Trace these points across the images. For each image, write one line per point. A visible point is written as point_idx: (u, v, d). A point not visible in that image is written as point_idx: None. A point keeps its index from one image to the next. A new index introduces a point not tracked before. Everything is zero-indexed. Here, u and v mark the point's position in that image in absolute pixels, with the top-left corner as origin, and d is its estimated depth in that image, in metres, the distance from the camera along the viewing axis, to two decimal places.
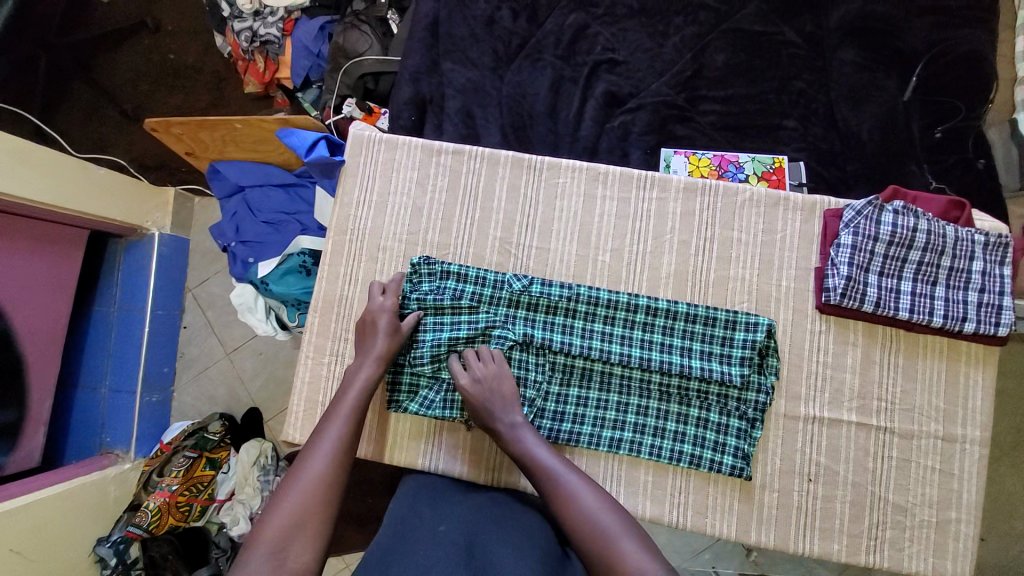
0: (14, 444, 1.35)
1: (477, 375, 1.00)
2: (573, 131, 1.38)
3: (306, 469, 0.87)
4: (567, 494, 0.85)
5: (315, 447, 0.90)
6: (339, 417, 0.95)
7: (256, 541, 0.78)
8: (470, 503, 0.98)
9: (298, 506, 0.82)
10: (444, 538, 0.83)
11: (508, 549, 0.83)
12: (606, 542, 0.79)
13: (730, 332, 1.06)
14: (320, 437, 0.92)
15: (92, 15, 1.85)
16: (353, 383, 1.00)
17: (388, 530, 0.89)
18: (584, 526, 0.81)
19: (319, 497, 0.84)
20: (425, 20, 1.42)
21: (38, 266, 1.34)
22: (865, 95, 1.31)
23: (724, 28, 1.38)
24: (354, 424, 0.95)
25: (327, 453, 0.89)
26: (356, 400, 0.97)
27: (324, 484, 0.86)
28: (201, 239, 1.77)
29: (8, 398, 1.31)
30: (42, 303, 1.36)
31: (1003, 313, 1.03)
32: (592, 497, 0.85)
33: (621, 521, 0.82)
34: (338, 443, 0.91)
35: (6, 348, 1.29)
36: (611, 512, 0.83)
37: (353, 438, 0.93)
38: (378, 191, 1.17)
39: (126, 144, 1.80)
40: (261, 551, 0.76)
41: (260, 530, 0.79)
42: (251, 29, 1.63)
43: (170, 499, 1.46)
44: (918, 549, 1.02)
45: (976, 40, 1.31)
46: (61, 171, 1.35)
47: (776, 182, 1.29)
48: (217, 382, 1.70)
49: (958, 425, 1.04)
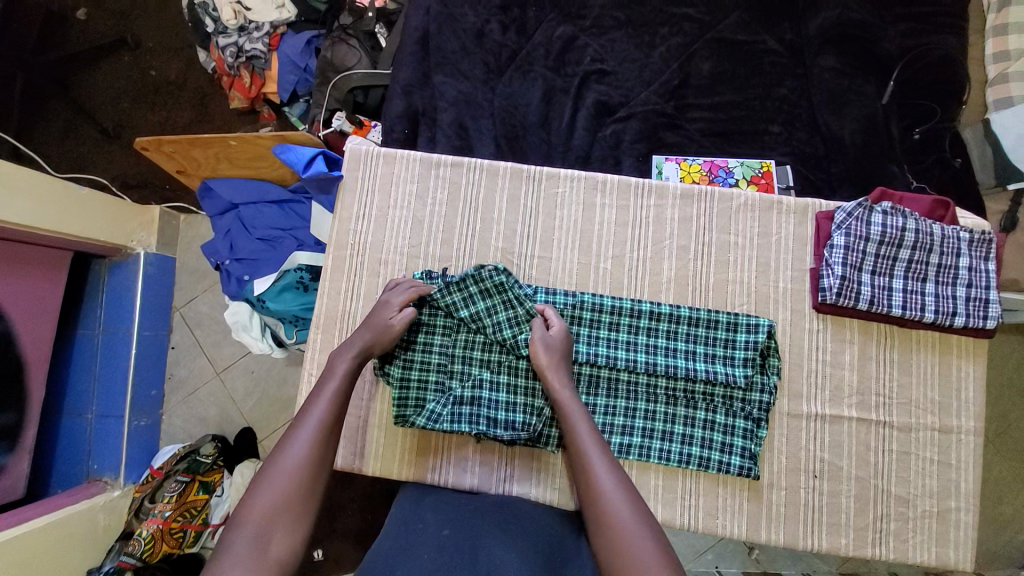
0: (15, 443, 1.31)
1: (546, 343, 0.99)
2: (566, 140, 1.39)
3: (288, 453, 0.83)
4: (585, 474, 0.83)
5: (297, 429, 0.86)
6: (322, 398, 0.90)
7: (238, 527, 0.75)
8: (480, 509, 0.98)
9: (281, 491, 0.79)
10: (448, 542, 0.85)
11: (509, 549, 0.84)
12: (615, 527, 0.75)
13: (732, 333, 1.08)
14: (302, 419, 0.87)
15: (68, 33, 1.81)
16: (338, 365, 0.95)
17: (390, 536, 0.91)
18: (596, 507, 0.79)
19: (302, 482, 0.80)
20: (416, 34, 1.43)
21: (20, 289, 1.29)
22: (847, 100, 1.36)
23: (708, 38, 1.42)
24: (338, 406, 0.90)
25: (309, 436, 0.85)
26: (339, 382, 0.92)
27: (307, 468, 0.82)
28: (188, 257, 1.73)
29: (8, 401, 1.29)
30: (38, 311, 1.34)
31: (991, 307, 1.06)
32: (609, 478, 0.81)
33: (634, 505, 0.78)
34: (321, 425, 0.86)
35: (6, 349, 1.27)
36: (626, 496, 0.79)
37: (336, 420, 0.89)
38: (378, 205, 1.17)
39: (107, 162, 1.76)
40: (243, 537, 0.73)
41: (241, 515, 0.76)
42: (236, 44, 1.62)
43: (164, 525, 1.41)
44: (921, 539, 1.05)
45: (948, 45, 1.37)
46: (43, 192, 1.31)
47: (765, 186, 1.33)
48: (208, 403, 1.66)
49: (953, 416, 1.07)
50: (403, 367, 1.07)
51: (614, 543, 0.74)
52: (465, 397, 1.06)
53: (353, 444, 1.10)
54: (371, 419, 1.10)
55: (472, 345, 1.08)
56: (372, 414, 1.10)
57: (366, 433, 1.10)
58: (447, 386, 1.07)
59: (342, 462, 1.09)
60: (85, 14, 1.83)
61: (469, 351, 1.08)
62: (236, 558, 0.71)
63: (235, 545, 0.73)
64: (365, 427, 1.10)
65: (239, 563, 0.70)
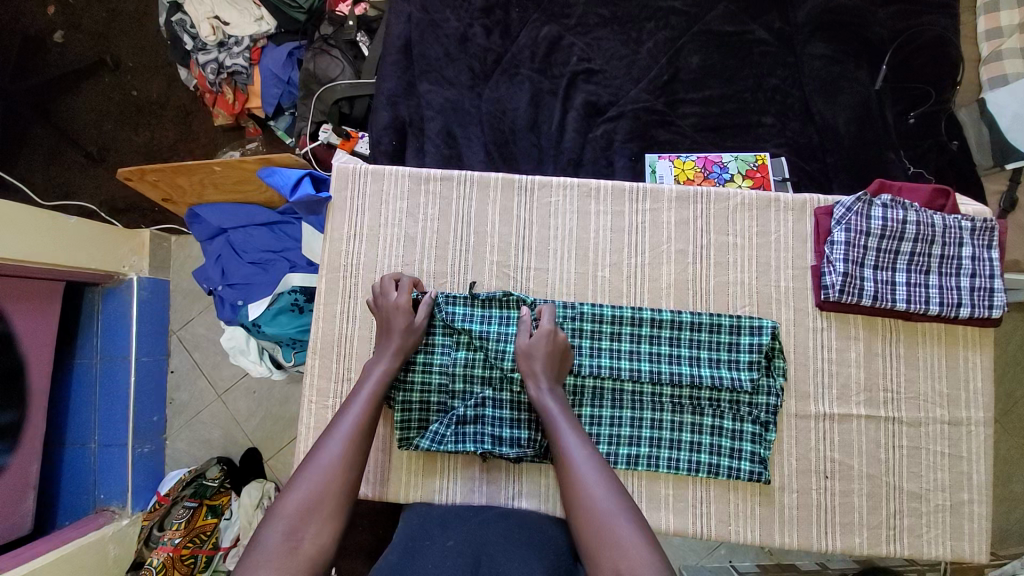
0: (16, 442, 1.29)
1: (533, 347, 0.98)
2: (557, 143, 1.37)
3: (324, 453, 0.83)
4: (565, 470, 0.83)
5: (332, 431, 0.87)
6: (355, 403, 0.91)
7: (271, 522, 0.74)
8: (482, 517, 0.99)
9: (316, 489, 0.79)
10: (451, 552, 0.86)
11: (514, 559, 0.85)
12: (597, 517, 0.77)
13: (736, 336, 1.07)
14: (337, 421, 0.88)
15: (45, 57, 1.78)
16: (370, 373, 0.96)
17: (398, 547, 0.91)
18: (579, 501, 0.79)
19: (337, 483, 0.81)
20: (398, 42, 1.39)
21: (17, 312, 1.28)
22: (839, 87, 1.33)
23: (695, 31, 1.39)
24: (372, 411, 0.91)
25: (345, 438, 0.85)
26: (373, 389, 0.93)
27: (342, 470, 0.82)
28: (181, 280, 1.70)
29: (8, 398, 1.27)
30: (37, 323, 1.33)
31: (996, 296, 1.05)
32: (591, 471, 0.82)
33: (618, 499, 0.79)
34: (355, 428, 0.87)
35: (6, 349, 1.26)
36: (606, 484, 0.81)
37: (370, 425, 0.90)
38: (368, 225, 1.15)
39: (94, 188, 1.73)
40: (276, 532, 0.73)
41: (276, 511, 0.76)
42: (216, 61, 1.59)
43: (173, 552, 1.39)
44: (936, 533, 1.04)
45: (940, 26, 1.34)
46: (28, 224, 1.27)
47: (760, 179, 1.31)
48: (211, 425, 1.64)
49: (962, 408, 1.06)
50: (403, 390, 1.05)
51: (601, 541, 0.74)
52: (468, 416, 1.05)
53: None
54: (375, 444, 1.09)
55: (473, 363, 1.07)
56: (379, 439, 1.09)
57: (372, 458, 1.08)
58: (451, 406, 1.06)
59: None
60: (62, 36, 1.79)
61: (469, 370, 1.06)
62: (268, 552, 0.70)
63: (268, 540, 0.72)
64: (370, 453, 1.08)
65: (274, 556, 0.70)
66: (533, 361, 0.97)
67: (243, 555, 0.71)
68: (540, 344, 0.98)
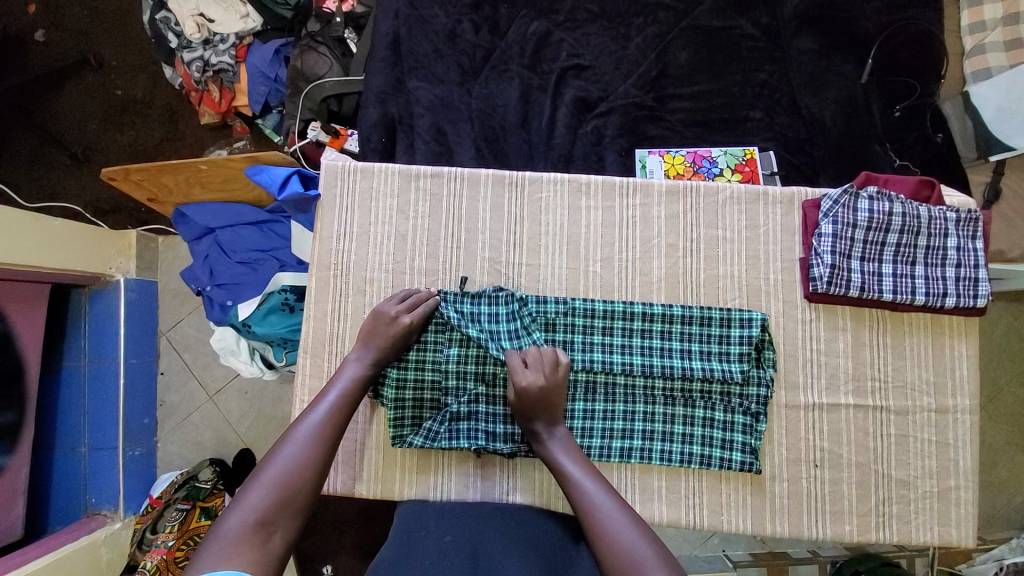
0: (15, 443, 1.29)
1: (538, 380, 0.98)
2: (547, 139, 1.37)
3: (288, 450, 0.85)
4: (574, 489, 0.89)
5: (296, 430, 0.88)
6: (323, 404, 0.93)
7: (231, 516, 0.75)
8: (476, 512, 0.99)
9: (279, 486, 0.80)
10: (449, 547, 0.87)
11: (510, 553, 0.86)
12: (606, 527, 0.81)
13: (726, 329, 1.08)
14: (302, 420, 0.90)
15: (27, 56, 1.74)
16: (342, 375, 0.98)
17: (394, 544, 0.92)
18: (583, 509, 0.85)
19: (301, 480, 0.82)
20: (386, 39, 1.38)
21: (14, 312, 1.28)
22: (826, 81, 1.34)
23: (684, 26, 1.39)
24: (341, 412, 0.93)
25: (311, 436, 0.87)
26: (342, 390, 0.96)
27: (307, 468, 0.84)
28: (170, 280, 1.68)
29: (8, 398, 1.27)
30: (34, 322, 1.33)
31: (981, 285, 1.06)
32: (597, 489, 0.87)
33: (617, 503, 0.85)
34: (320, 428, 0.89)
35: (7, 349, 1.27)
36: (601, 488, 0.88)
37: (338, 426, 0.92)
38: (358, 222, 1.14)
39: (78, 189, 1.70)
40: (238, 526, 0.74)
41: (238, 506, 0.77)
42: (202, 58, 1.56)
43: (168, 555, 1.36)
44: (924, 519, 1.06)
45: (924, 20, 1.35)
46: (12, 227, 1.24)
47: (749, 173, 1.32)
48: (203, 427, 1.63)
49: (949, 396, 1.08)
50: (396, 387, 1.05)
51: (609, 546, 0.79)
52: (462, 413, 1.05)
53: (350, 468, 1.08)
54: (368, 441, 1.08)
55: (466, 360, 1.06)
56: (371, 436, 1.08)
57: (364, 456, 1.08)
58: (443, 403, 1.06)
59: (337, 485, 1.07)
60: (44, 35, 1.76)
61: (462, 366, 1.06)
62: (229, 543, 0.71)
63: (230, 531, 0.73)
64: (359, 449, 1.08)
65: (238, 548, 0.71)
66: (539, 391, 0.97)
67: (203, 546, 0.72)
68: (542, 372, 0.99)
